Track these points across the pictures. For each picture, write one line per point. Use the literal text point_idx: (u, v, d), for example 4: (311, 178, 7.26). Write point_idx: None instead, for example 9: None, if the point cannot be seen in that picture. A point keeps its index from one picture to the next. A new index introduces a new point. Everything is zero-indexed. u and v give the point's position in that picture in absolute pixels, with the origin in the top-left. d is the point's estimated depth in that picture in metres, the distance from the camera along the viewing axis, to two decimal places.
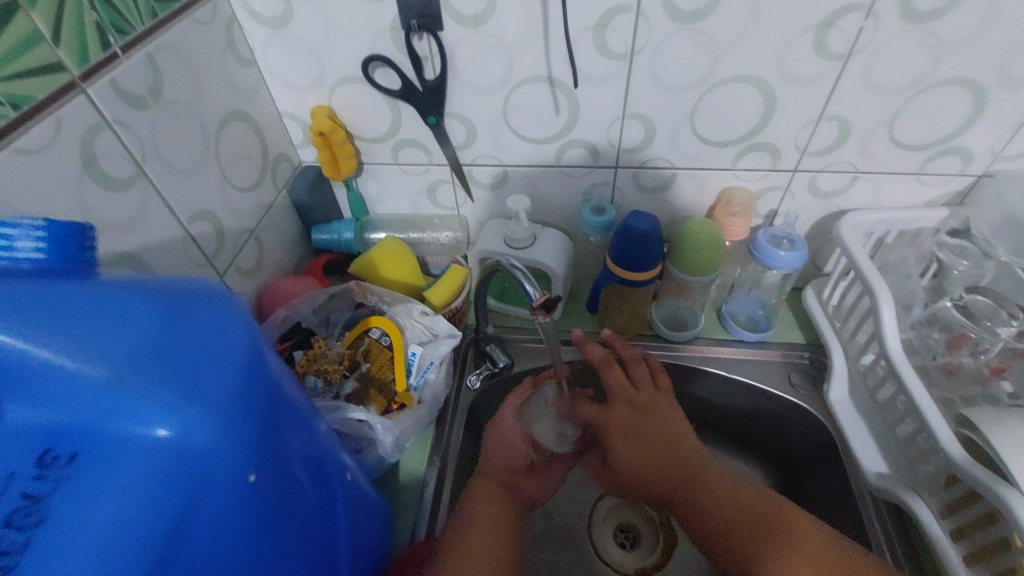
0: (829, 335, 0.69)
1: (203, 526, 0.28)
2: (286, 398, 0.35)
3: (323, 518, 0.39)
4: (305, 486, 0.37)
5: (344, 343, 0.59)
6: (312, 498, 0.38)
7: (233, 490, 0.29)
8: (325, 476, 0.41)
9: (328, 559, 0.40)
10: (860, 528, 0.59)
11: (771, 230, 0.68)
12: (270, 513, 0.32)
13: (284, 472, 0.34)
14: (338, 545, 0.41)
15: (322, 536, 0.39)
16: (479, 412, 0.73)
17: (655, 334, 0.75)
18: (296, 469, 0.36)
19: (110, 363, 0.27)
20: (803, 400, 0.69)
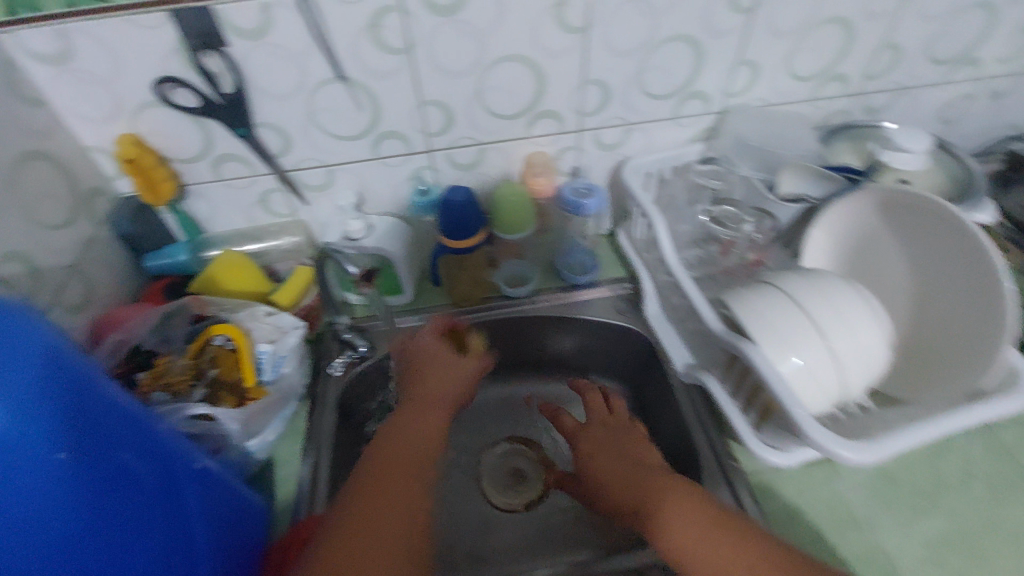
0: (639, 264, 0.81)
1: (28, 503, 0.32)
2: (104, 397, 0.38)
3: (166, 507, 0.42)
4: (137, 475, 0.40)
5: (189, 355, 0.60)
6: (145, 490, 0.41)
7: (49, 470, 0.33)
8: (167, 471, 0.44)
9: (177, 530, 0.43)
10: (679, 414, 0.71)
11: (573, 183, 0.79)
12: (94, 494, 0.36)
13: (102, 462, 0.37)
14: (188, 519, 0.45)
15: (166, 522, 0.42)
16: (355, 398, 0.77)
17: (498, 293, 0.84)
18: (120, 460, 0.38)
19: None
20: (628, 322, 0.80)
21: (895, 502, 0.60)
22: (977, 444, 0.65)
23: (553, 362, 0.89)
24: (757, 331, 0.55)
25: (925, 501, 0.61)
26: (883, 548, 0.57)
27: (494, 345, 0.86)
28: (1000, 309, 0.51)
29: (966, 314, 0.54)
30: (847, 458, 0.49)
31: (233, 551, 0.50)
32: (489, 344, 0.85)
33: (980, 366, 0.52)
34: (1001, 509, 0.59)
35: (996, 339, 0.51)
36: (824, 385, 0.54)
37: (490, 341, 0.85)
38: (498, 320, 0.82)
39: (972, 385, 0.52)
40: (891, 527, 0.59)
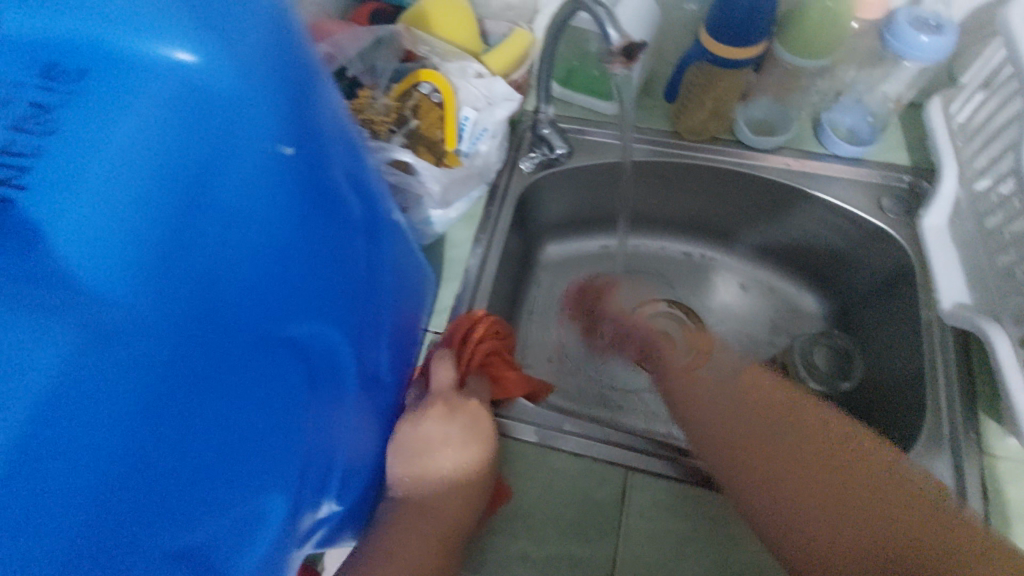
0: (946, 154, 0.60)
1: (208, 225, 0.26)
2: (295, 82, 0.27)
3: (317, 276, 0.33)
4: (331, 218, 0.33)
5: (391, 96, 0.53)
6: (317, 244, 0.32)
7: (279, 175, 0.28)
8: (329, 228, 0.33)
9: (376, 306, 0.41)
10: (918, 354, 0.56)
11: (915, 10, 0.55)
12: (320, 230, 0.32)
13: (329, 205, 0.32)
14: (385, 301, 0.42)
15: (315, 291, 0.33)
16: (532, 204, 0.69)
17: (733, 137, 0.66)
18: (334, 196, 0.33)
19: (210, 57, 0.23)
20: (889, 223, 0.62)
21: None
22: None
23: (756, 241, 0.73)
24: None
25: None
26: None
27: (700, 197, 0.71)
28: None
29: None
30: None
31: (406, 321, 0.48)
32: (696, 194, 0.71)
33: None
34: None
35: None
36: None
37: (697, 190, 0.70)
38: (721, 167, 0.66)
39: None
40: None
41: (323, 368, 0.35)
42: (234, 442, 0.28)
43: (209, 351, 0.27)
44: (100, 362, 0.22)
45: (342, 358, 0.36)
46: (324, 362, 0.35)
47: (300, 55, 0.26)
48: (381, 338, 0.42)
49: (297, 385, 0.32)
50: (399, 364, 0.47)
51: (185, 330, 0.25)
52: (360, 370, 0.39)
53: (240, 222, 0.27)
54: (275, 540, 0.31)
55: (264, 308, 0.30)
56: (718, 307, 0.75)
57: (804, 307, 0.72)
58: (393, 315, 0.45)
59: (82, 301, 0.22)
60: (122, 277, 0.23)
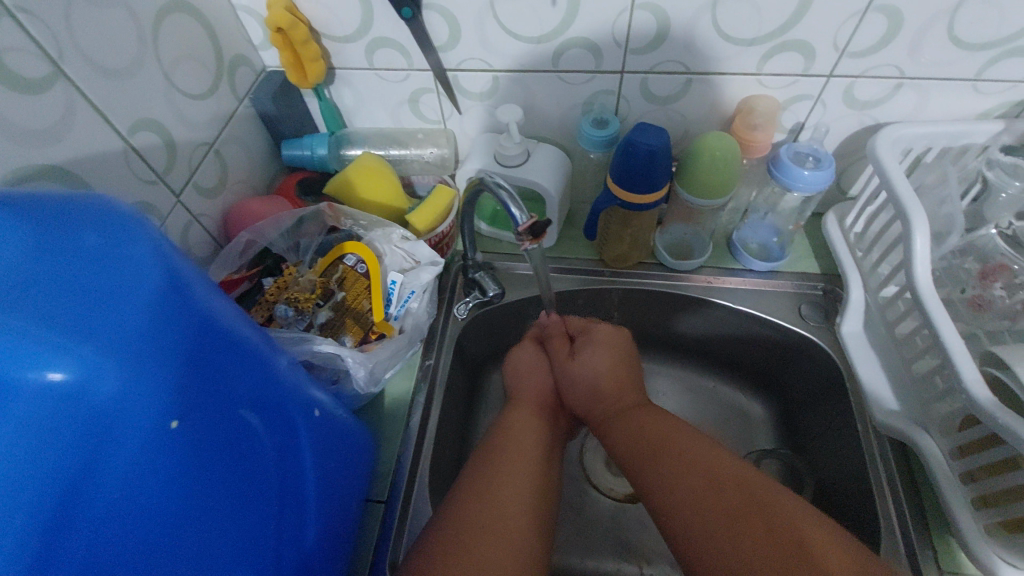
0: (848, 264, 0.64)
1: (101, 522, 0.25)
2: (175, 346, 0.28)
3: (222, 515, 0.32)
4: (233, 447, 0.33)
5: (316, 270, 0.54)
6: (222, 479, 0.32)
7: (172, 444, 0.28)
8: (232, 458, 0.33)
9: (291, 500, 0.40)
10: (860, 464, 0.57)
11: (794, 146, 0.60)
12: (220, 466, 0.32)
13: (229, 435, 0.33)
14: (303, 492, 0.42)
15: (220, 528, 0.32)
16: (471, 342, 0.71)
17: (654, 261, 0.70)
18: (233, 422, 0.33)
19: (83, 366, 0.24)
20: (811, 333, 0.65)
21: None
22: None
23: (697, 351, 0.76)
24: None
25: None
26: None
27: (635, 316, 0.74)
28: None
29: None
30: None
31: (337, 500, 0.47)
32: (631, 312, 0.73)
33: None
34: None
35: None
36: None
37: (628, 310, 0.73)
38: (649, 291, 0.70)
39: None
40: None
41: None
42: None
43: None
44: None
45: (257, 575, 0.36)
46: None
47: (194, 322, 0.29)
48: (306, 527, 0.42)
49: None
50: (329, 552, 0.46)
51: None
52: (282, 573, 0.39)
53: (135, 498, 0.26)
54: None
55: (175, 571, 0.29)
56: None
57: (752, 412, 0.73)
58: (326, 498, 0.45)
59: None
60: None
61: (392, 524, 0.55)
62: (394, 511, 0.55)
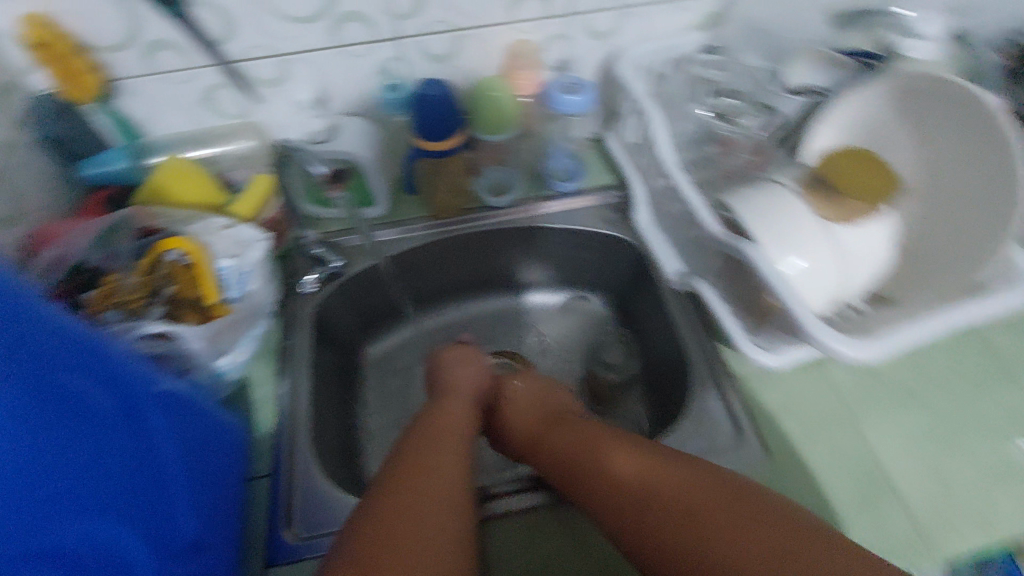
0: (630, 168, 0.77)
1: None
2: None
3: (70, 478, 0.34)
4: (71, 416, 0.35)
5: (140, 271, 0.55)
6: (64, 446, 0.34)
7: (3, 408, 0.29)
8: (72, 426, 0.34)
9: (148, 469, 0.42)
10: (669, 321, 0.70)
11: (560, 78, 0.71)
12: (60, 433, 0.33)
13: (66, 407, 0.34)
14: (162, 460, 0.44)
15: (69, 490, 0.34)
16: (332, 317, 0.74)
17: (479, 204, 0.79)
18: (68, 393, 0.34)
19: None
20: (617, 232, 0.77)
21: (876, 390, 0.60)
22: (967, 341, 0.64)
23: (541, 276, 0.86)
24: (760, 228, 0.51)
25: (902, 396, 0.60)
26: (867, 445, 0.57)
27: (478, 258, 0.82)
28: (1009, 206, 0.47)
29: (971, 209, 0.51)
30: (855, 362, 0.48)
31: (204, 470, 0.50)
32: (474, 256, 0.81)
33: (978, 259, 0.49)
34: (986, 401, 0.59)
35: (1000, 234, 0.48)
36: (825, 281, 0.51)
37: (468, 255, 0.81)
38: (480, 231, 0.78)
39: (970, 278, 0.50)
40: (875, 417, 0.59)
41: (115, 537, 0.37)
42: None
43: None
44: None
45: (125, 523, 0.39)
46: (103, 547, 0.36)
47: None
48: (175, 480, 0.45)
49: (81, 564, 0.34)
50: (208, 520, 0.49)
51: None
52: (151, 522, 0.42)
53: None
54: None
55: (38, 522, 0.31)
56: (531, 344, 0.84)
57: (596, 314, 0.85)
58: (188, 455, 0.48)
59: None
60: None
61: (281, 490, 0.58)
62: (279, 479, 0.58)
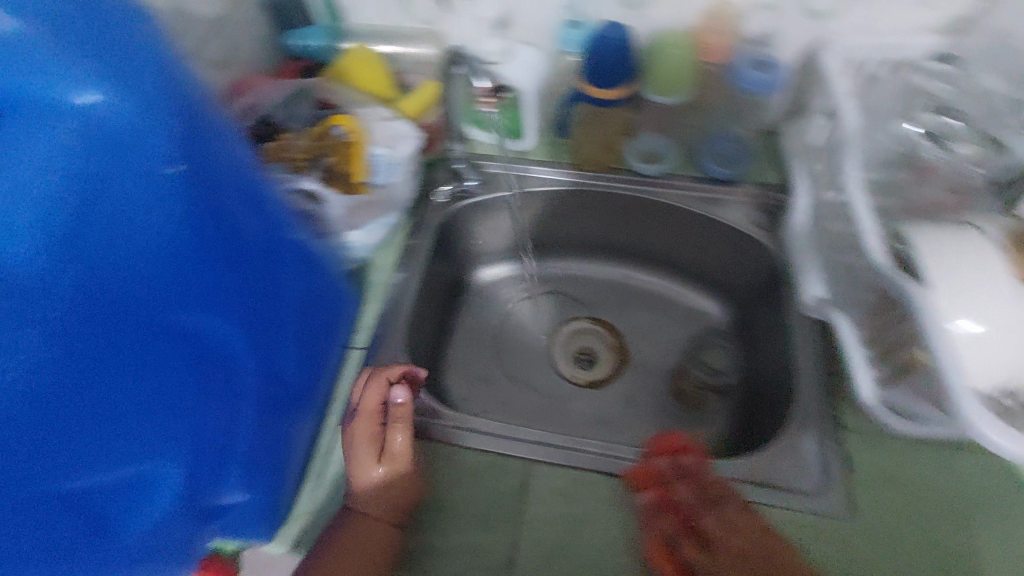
0: (799, 171, 0.69)
1: (112, 234, 0.32)
2: (162, 118, 0.33)
3: (202, 288, 0.39)
4: (216, 234, 0.39)
5: (310, 135, 0.60)
6: (199, 261, 0.38)
7: (168, 194, 0.35)
8: (211, 243, 0.39)
9: (269, 308, 0.47)
10: (787, 343, 0.65)
11: (754, 53, 0.65)
12: (200, 245, 0.38)
13: (214, 220, 0.39)
14: (284, 319, 0.48)
15: (202, 296, 0.39)
16: (454, 231, 0.78)
17: (627, 168, 0.75)
18: (220, 210, 0.39)
19: (110, 92, 0.30)
20: (761, 235, 0.71)
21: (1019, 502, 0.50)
22: None
23: (662, 258, 0.83)
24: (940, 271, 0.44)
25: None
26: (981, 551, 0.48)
27: (607, 221, 0.80)
28: None
29: None
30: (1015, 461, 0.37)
31: (312, 333, 0.55)
32: (604, 217, 0.80)
33: None
34: None
35: None
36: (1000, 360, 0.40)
37: (597, 214, 0.79)
38: (617, 193, 0.75)
39: None
40: (1005, 526, 0.49)
41: (207, 377, 0.41)
42: (113, 414, 0.34)
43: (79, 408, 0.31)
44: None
45: (215, 376, 0.42)
46: (222, 347, 0.42)
47: (128, 94, 0.31)
48: (277, 341, 0.49)
49: (177, 400, 0.38)
50: (306, 370, 0.54)
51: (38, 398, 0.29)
52: (267, 358, 0.47)
53: (142, 233, 0.34)
54: (165, 507, 0.39)
55: (125, 351, 0.34)
56: (633, 323, 0.83)
57: (707, 313, 0.81)
58: (289, 331, 0.50)
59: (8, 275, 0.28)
60: (49, 263, 0.29)
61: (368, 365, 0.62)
62: (370, 356, 0.63)
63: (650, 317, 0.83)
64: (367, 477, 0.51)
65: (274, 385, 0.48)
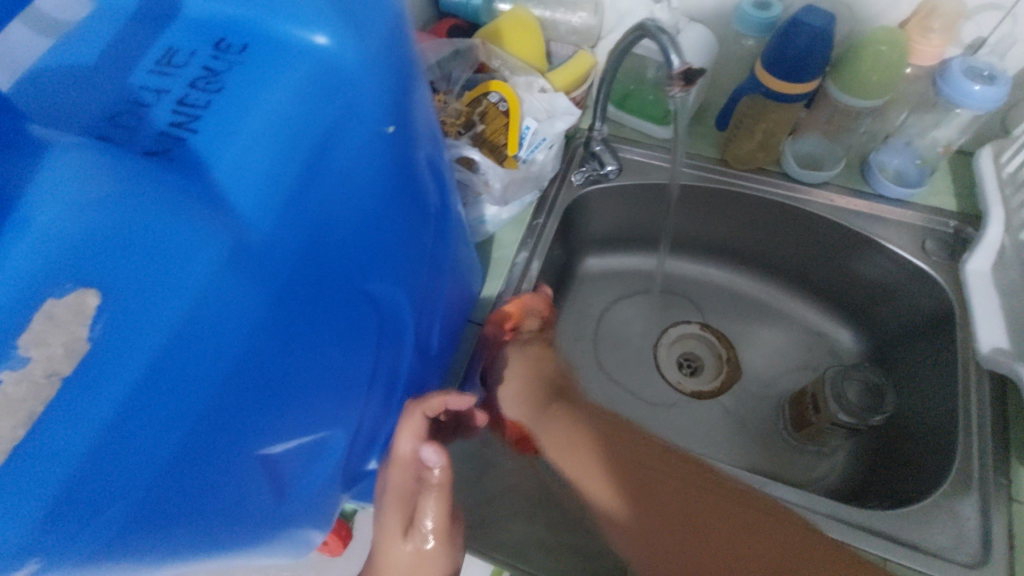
0: (992, 202, 0.60)
1: (321, 187, 0.30)
2: (392, 66, 0.30)
3: (385, 253, 0.36)
4: (405, 197, 0.36)
5: (463, 100, 0.58)
6: (388, 225, 0.35)
7: (379, 151, 0.32)
8: (401, 207, 0.36)
9: (431, 283, 0.44)
10: (951, 395, 0.57)
11: (971, 59, 0.56)
12: (392, 206, 0.35)
13: (406, 183, 0.36)
14: (438, 288, 0.45)
15: (384, 261, 0.36)
16: (580, 216, 0.73)
17: (779, 169, 0.69)
18: (412, 173, 0.36)
19: (344, 34, 0.28)
20: (931, 266, 0.63)
21: None
22: None
23: (797, 275, 0.75)
24: None
25: None
26: None
27: (745, 226, 0.73)
28: None
29: None
30: None
31: (454, 313, 0.52)
32: (742, 221, 0.72)
33: None
34: None
35: None
36: None
37: (735, 216, 0.72)
38: (766, 197, 0.68)
39: None
40: None
41: (382, 345, 0.38)
42: (301, 380, 0.31)
43: (288, 365, 0.30)
44: (178, 388, 0.24)
45: (388, 347, 0.39)
46: (392, 319, 0.39)
47: (364, 38, 0.28)
48: (434, 313, 0.46)
49: (359, 365, 0.36)
50: (444, 349, 0.51)
51: (255, 351, 0.27)
52: (422, 334, 0.44)
53: (343, 187, 0.31)
54: (329, 477, 0.36)
55: (325, 310, 0.32)
56: (751, 337, 0.76)
57: (838, 342, 0.73)
58: (440, 307, 0.48)
59: (233, 222, 0.25)
60: (260, 205, 0.26)
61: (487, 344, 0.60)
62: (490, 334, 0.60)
63: (772, 336, 0.76)
64: (395, 556, 0.38)
65: (421, 361, 0.45)
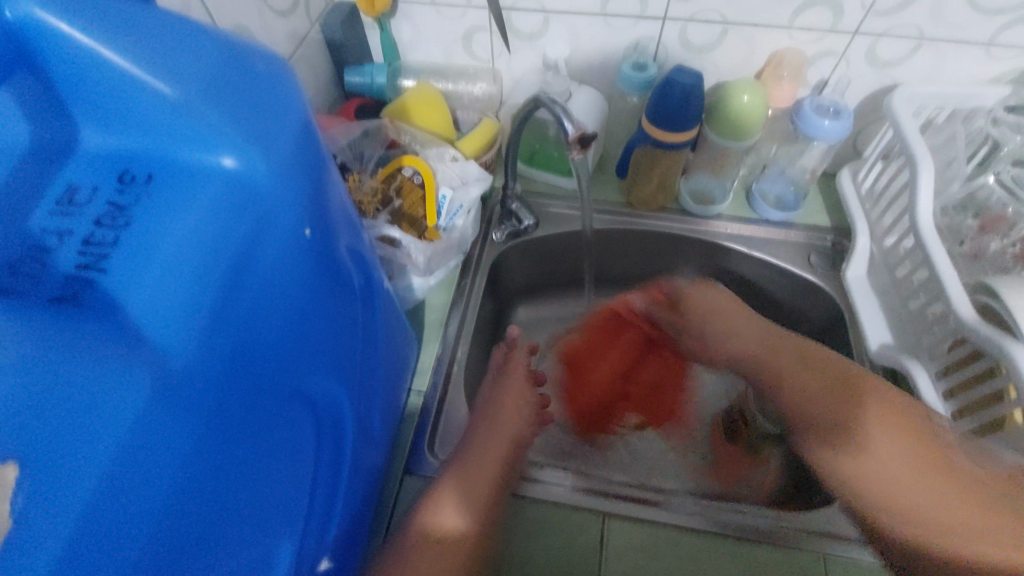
0: (858, 216, 0.69)
1: (243, 299, 0.30)
2: (299, 172, 0.31)
3: (317, 346, 0.36)
4: (330, 287, 0.37)
5: (378, 178, 0.60)
6: (317, 318, 0.36)
7: (298, 252, 0.33)
8: (327, 298, 0.37)
9: (367, 362, 0.44)
10: None
11: (817, 99, 0.66)
12: (317, 299, 0.36)
13: (329, 273, 0.37)
14: (374, 366, 0.46)
15: (317, 355, 0.36)
16: (505, 269, 0.76)
17: (678, 207, 0.76)
18: (335, 263, 0.37)
19: (245, 153, 0.29)
20: (819, 278, 0.70)
21: None
22: None
23: None
24: None
25: None
26: None
27: (657, 260, 0.79)
28: None
29: None
30: None
31: (394, 386, 0.52)
32: (653, 256, 0.78)
33: None
34: None
35: None
36: None
37: (647, 253, 0.78)
38: (670, 232, 0.74)
39: None
40: None
41: (323, 439, 0.38)
42: (244, 493, 0.30)
43: (231, 477, 0.29)
44: (118, 532, 0.23)
45: (329, 437, 0.39)
46: (330, 408, 0.39)
47: (268, 154, 0.30)
48: (373, 397, 0.46)
49: (302, 462, 0.36)
50: (388, 425, 0.50)
51: (197, 471, 0.27)
52: (363, 417, 0.44)
53: (267, 292, 0.32)
54: None
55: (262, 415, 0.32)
56: None
57: None
58: (380, 383, 0.48)
59: (154, 352, 0.25)
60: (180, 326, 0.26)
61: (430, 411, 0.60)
62: (432, 399, 0.60)
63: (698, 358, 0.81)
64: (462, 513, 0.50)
65: (365, 444, 0.45)
